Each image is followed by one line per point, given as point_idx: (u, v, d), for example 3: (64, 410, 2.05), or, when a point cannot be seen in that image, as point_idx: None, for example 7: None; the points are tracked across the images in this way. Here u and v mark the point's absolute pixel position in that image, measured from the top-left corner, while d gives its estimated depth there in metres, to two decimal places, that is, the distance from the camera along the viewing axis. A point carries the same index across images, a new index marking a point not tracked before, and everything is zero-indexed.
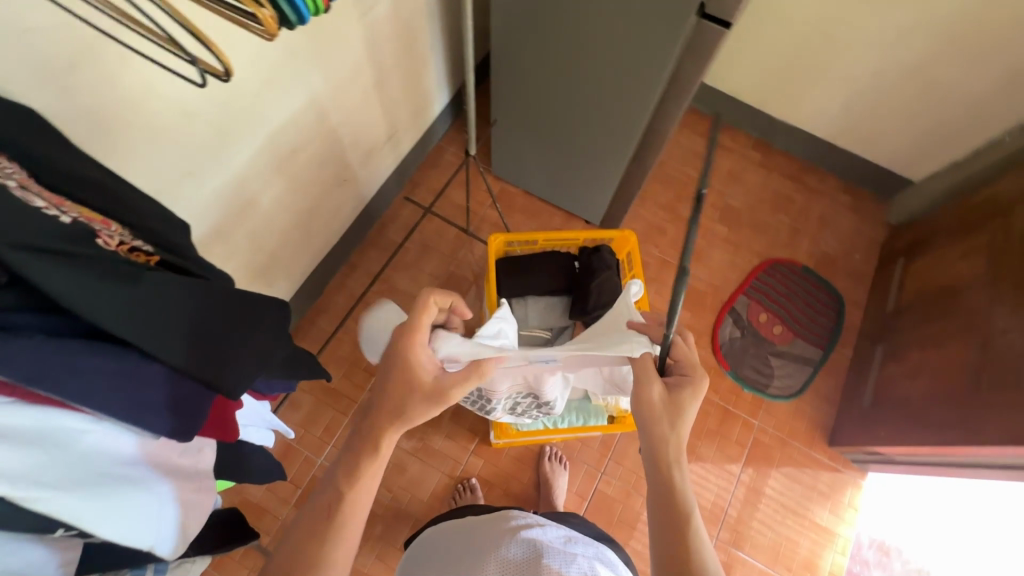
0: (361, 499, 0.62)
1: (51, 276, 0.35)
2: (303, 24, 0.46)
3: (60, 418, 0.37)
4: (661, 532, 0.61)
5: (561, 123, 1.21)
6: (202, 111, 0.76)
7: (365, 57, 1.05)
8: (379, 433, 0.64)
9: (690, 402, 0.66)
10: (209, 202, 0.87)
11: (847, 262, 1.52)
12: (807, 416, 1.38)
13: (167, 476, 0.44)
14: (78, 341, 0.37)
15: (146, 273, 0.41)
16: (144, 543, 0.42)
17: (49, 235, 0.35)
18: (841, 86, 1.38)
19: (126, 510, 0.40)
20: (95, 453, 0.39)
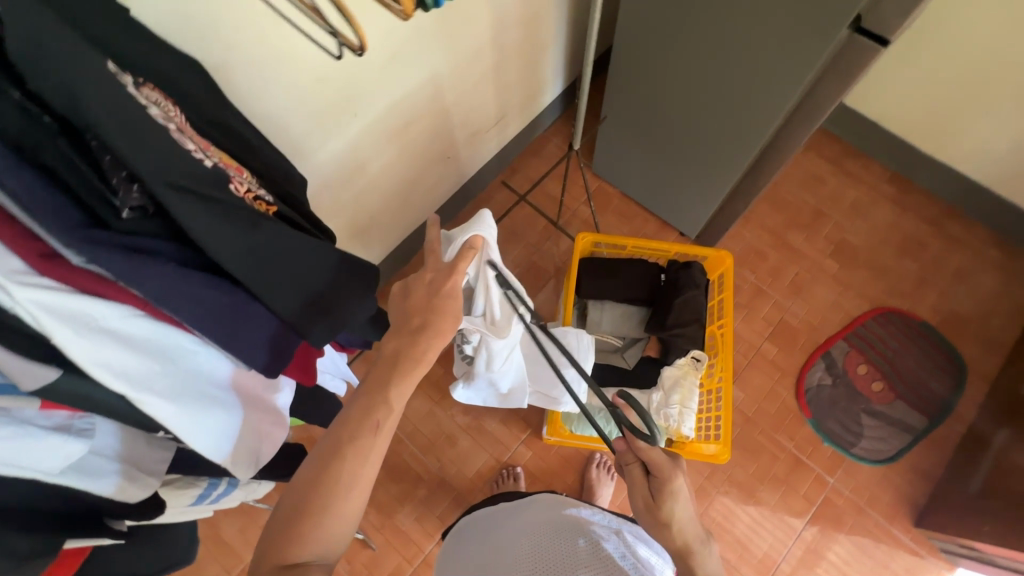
0: (383, 428, 0.56)
1: (188, 212, 0.38)
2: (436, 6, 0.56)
3: (173, 335, 0.43)
4: None
5: (673, 127, 1.16)
6: (333, 76, 0.82)
7: (488, 41, 1.07)
8: (411, 356, 0.60)
9: (673, 504, 0.63)
10: (325, 161, 0.94)
11: (979, 328, 1.33)
12: (893, 488, 1.23)
13: (249, 404, 0.49)
14: (199, 275, 0.41)
15: (264, 221, 0.43)
16: (221, 458, 0.47)
17: (191, 177, 0.39)
18: (1015, 125, 1.19)
19: (212, 425, 0.45)
20: (191, 370, 0.44)
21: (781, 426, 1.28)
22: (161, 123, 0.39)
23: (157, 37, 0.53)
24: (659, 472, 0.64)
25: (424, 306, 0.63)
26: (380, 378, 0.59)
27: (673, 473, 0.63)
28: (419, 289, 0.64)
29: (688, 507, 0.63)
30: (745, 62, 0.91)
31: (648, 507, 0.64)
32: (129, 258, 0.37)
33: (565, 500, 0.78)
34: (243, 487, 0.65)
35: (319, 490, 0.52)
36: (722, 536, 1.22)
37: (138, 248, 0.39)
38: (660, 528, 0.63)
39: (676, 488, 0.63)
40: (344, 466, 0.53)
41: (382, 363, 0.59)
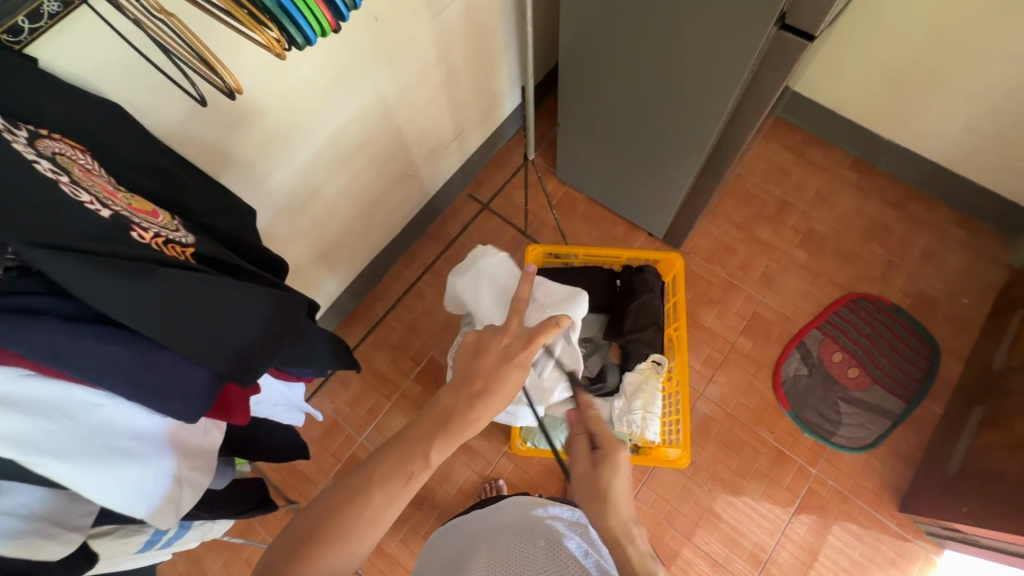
0: (417, 477, 0.53)
1: (59, 267, 0.36)
2: (309, 44, 0.51)
3: (71, 390, 0.40)
4: None
5: (628, 130, 1.16)
6: (272, 106, 0.82)
7: (434, 58, 1.07)
8: (466, 407, 0.56)
9: (612, 477, 0.65)
10: (274, 190, 0.94)
11: (950, 306, 1.33)
12: (876, 473, 1.23)
13: (170, 453, 0.46)
14: (89, 326, 0.39)
15: (157, 268, 0.40)
16: (142, 513, 0.44)
17: (64, 231, 0.37)
18: (964, 105, 1.20)
19: (124, 481, 0.42)
20: (93, 427, 0.41)
21: (760, 420, 1.28)
22: (47, 177, 0.38)
23: (66, 89, 0.53)
24: (604, 442, 0.68)
25: (490, 371, 0.58)
26: (428, 427, 0.55)
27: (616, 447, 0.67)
28: (492, 353, 0.59)
29: (625, 482, 0.66)
30: (685, 63, 0.92)
31: (586, 480, 0.67)
32: (7, 321, 0.36)
33: (533, 501, 0.75)
34: (197, 529, 0.64)
35: (332, 524, 0.49)
36: (708, 535, 1.21)
37: (15, 307, 0.37)
38: (595, 501, 0.64)
39: (618, 460, 0.66)
40: (365, 510, 0.50)
41: (432, 412, 0.56)
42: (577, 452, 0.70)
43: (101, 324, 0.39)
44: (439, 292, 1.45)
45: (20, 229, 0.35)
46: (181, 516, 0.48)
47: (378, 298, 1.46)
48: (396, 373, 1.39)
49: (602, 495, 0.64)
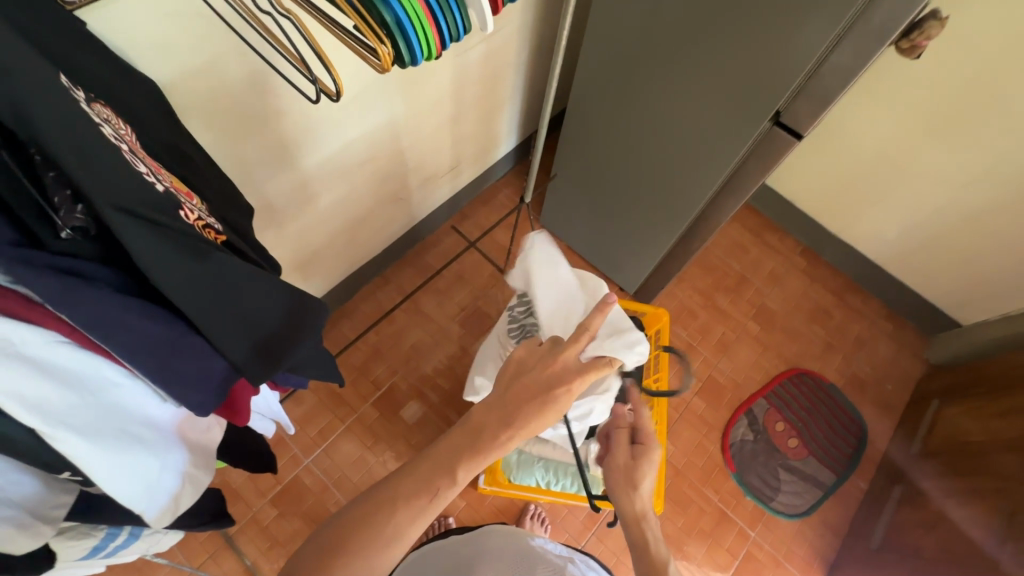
0: (441, 496, 0.53)
1: (132, 237, 0.36)
2: (414, 64, 0.52)
3: (100, 365, 0.38)
4: None
5: (617, 189, 1.24)
6: (292, 109, 0.81)
7: (449, 92, 1.12)
8: (492, 437, 0.55)
9: (647, 470, 0.68)
10: (273, 192, 0.92)
11: (877, 391, 1.47)
12: (806, 541, 1.30)
13: (175, 445, 0.44)
14: (136, 301, 0.38)
15: (212, 250, 0.41)
16: (137, 507, 0.42)
17: (138, 200, 0.36)
18: (902, 214, 1.37)
19: (135, 475, 0.41)
20: (112, 408, 0.39)
21: (707, 480, 1.33)
22: (115, 143, 0.37)
23: (112, 58, 0.52)
24: (645, 439, 0.71)
25: (531, 396, 0.56)
26: (454, 447, 0.55)
27: (649, 446, 0.70)
28: (537, 375, 0.57)
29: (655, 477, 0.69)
30: (682, 138, 1.00)
31: (624, 473, 0.69)
32: (65, 282, 0.35)
33: (519, 531, 0.79)
34: (145, 539, 0.58)
35: (359, 532, 0.51)
36: None
37: (67, 269, 0.36)
38: (627, 491, 0.68)
39: (654, 457, 0.69)
40: (389, 521, 0.52)
41: (463, 431, 0.56)
42: (617, 442, 0.72)
43: (146, 301, 0.39)
44: (410, 318, 1.44)
45: (100, 191, 0.34)
46: (176, 515, 0.46)
47: (347, 316, 1.42)
48: (354, 395, 1.35)
49: (635, 488, 0.67)
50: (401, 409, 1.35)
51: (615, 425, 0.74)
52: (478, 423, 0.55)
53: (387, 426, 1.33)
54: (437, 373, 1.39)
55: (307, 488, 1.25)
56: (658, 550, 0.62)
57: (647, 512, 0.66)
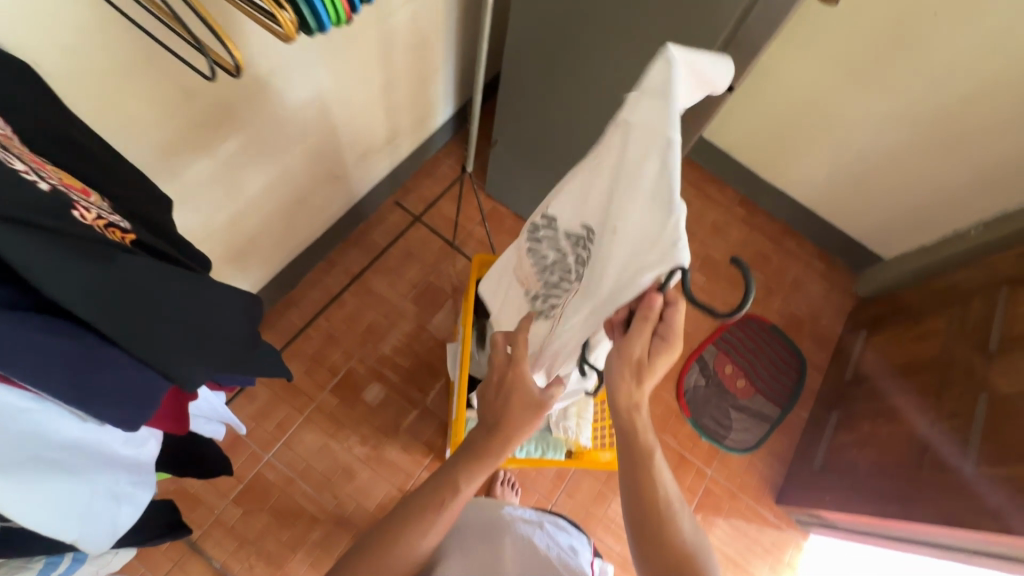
0: (447, 510, 0.60)
1: (18, 246, 0.32)
2: (322, 31, 0.49)
3: (7, 394, 0.35)
4: (633, 504, 0.63)
5: (558, 154, 1.23)
6: (203, 89, 0.75)
7: (377, 60, 1.05)
8: (489, 454, 0.62)
9: (661, 365, 0.58)
10: (194, 182, 0.85)
11: (813, 327, 1.57)
12: (758, 471, 1.40)
13: (106, 467, 0.42)
14: (35, 317, 0.35)
15: (118, 254, 0.38)
16: (68, 536, 0.40)
17: (21, 204, 0.32)
18: (829, 158, 1.44)
19: (59, 503, 0.39)
20: (26, 438, 0.36)
21: (666, 427, 1.40)
22: None
23: None
24: (671, 338, 0.56)
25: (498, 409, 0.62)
26: (458, 462, 0.62)
27: (666, 347, 0.57)
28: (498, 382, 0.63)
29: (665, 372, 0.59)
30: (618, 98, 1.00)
31: (635, 364, 0.57)
32: None
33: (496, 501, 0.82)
34: (92, 561, 0.55)
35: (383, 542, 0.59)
36: (618, 538, 1.30)
37: None
38: (630, 382, 0.59)
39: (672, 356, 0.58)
40: (400, 540, 0.59)
41: (461, 448, 0.63)
42: (634, 333, 0.55)
43: (47, 316, 0.36)
44: (361, 300, 1.40)
45: None
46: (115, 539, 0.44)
47: (294, 304, 1.37)
48: (310, 384, 1.31)
49: (640, 379, 0.58)
50: (363, 392, 1.33)
51: (641, 316, 0.54)
52: (471, 438, 0.63)
53: (349, 412, 1.30)
54: (395, 354, 1.37)
55: (270, 483, 1.22)
56: (645, 438, 0.62)
57: (640, 402, 0.60)
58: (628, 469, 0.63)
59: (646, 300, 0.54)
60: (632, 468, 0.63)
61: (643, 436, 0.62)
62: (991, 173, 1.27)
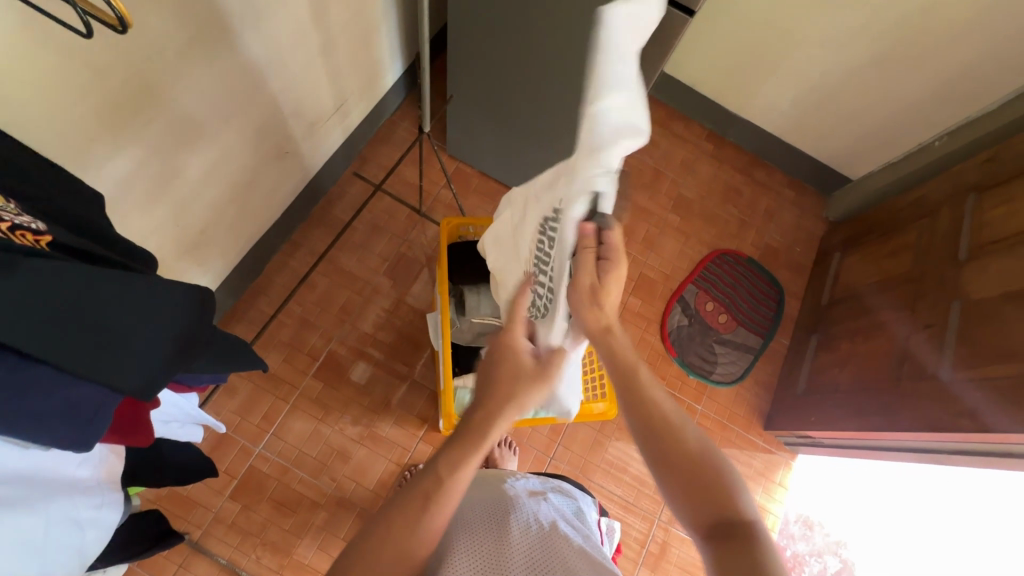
0: (434, 502, 0.54)
1: None
2: None
3: None
4: (647, 442, 0.59)
5: (517, 104, 1.17)
6: (115, 67, 0.67)
7: (310, 19, 0.96)
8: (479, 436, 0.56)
9: (614, 291, 0.66)
10: (126, 173, 0.78)
11: (788, 255, 1.58)
12: (746, 401, 1.44)
13: (61, 495, 0.42)
14: None
15: (17, 260, 0.35)
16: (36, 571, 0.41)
17: None
18: (793, 82, 1.41)
19: (32, 531, 0.40)
20: None
21: (654, 369, 1.42)
22: None
23: None
24: (614, 258, 0.66)
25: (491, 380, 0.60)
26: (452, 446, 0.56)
27: (614, 267, 0.66)
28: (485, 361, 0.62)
29: (618, 292, 0.67)
30: (573, 36, 0.93)
31: (588, 292, 0.66)
32: None
33: (496, 475, 0.84)
34: None
35: (383, 552, 0.52)
36: (617, 482, 1.34)
37: None
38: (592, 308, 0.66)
39: (619, 275, 0.66)
40: (389, 544, 0.52)
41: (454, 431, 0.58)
42: (578, 263, 0.66)
43: None
44: (332, 280, 1.35)
45: None
46: (82, 561, 0.46)
47: (263, 292, 1.31)
48: (291, 371, 1.27)
49: (594, 289, 0.66)
50: (349, 372, 1.30)
51: (581, 246, 0.66)
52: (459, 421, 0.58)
53: (335, 395, 1.28)
54: (376, 330, 1.34)
55: (266, 475, 1.20)
56: (626, 358, 0.64)
57: (610, 326, 0.66)
58: (620, 382, 0.62)
59: (581, 233, 0.65)
60: (624, 387, 0.62)
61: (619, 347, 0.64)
62: (954, 81, 1.25)
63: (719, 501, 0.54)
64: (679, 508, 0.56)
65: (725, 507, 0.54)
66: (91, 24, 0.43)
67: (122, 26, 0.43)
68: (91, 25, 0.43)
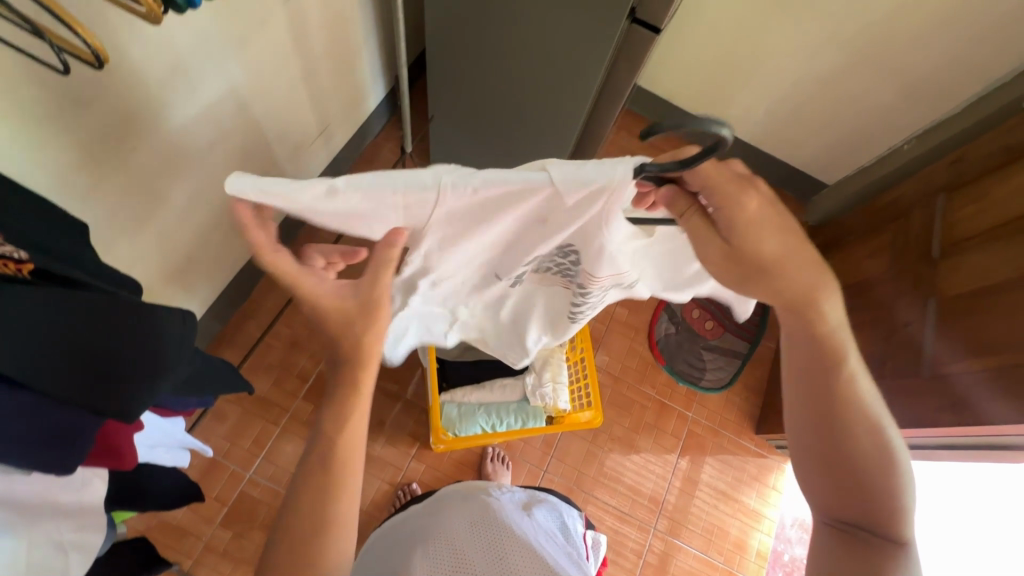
0: (336, 467, 0.58)
1: None
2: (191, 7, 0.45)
3: None
4: (810, 432, 0.56)
5: (497, 123, 1.19)
6: (98, 101, 0.69)
7: (291, 46, 0.99)
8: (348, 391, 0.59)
9: (764, 233, 0.48)
10: (111, 201, 0.79)
11: None
12: (736, 406, 1.45)
13: (38, 521, 0.42)
14: None
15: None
16: None
17: None
18: (764, 93, 1.46)
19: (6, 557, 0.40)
20: None
21: (644, 378, 1.43)
22: None
23: None
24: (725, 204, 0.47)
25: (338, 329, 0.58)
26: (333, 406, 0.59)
27: (741, 197, 0.47)
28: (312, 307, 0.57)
29: (772, 236, 0.48)
30: (546, 55, 0.96)
31: (732, 261, 0.50)
32: None
33: (480, 484, 0.85)
34: None
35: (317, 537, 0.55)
36: (612, 493, 1.34)
37: None
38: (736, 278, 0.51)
39: (748, 212, 0.47)
40: (325, 515, 0.56)
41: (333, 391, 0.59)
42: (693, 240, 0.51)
43: None
44: None
45: None
46: None
47: (251, 315, 1.32)
48: (281, 394, 1.27)
49: (728, 246, 0.49)
50: None
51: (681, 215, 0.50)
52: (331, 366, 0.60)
53: None
54: None
55: (256, 500, 1.19)
56: (836, 343, 0.53)
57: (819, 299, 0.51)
58: (809, 367, 0.54)
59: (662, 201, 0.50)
60: (811, 376, 0.54)
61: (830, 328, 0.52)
62: (917, 86, 1.30)
63: (868, 508, 0.53)
64: (816, 490, 0.57)
65: (875, 515, 0.53)
66: (66, 58, 0.45)
67: (98, 60, 0.44)
68: (66, 58, 0.45)
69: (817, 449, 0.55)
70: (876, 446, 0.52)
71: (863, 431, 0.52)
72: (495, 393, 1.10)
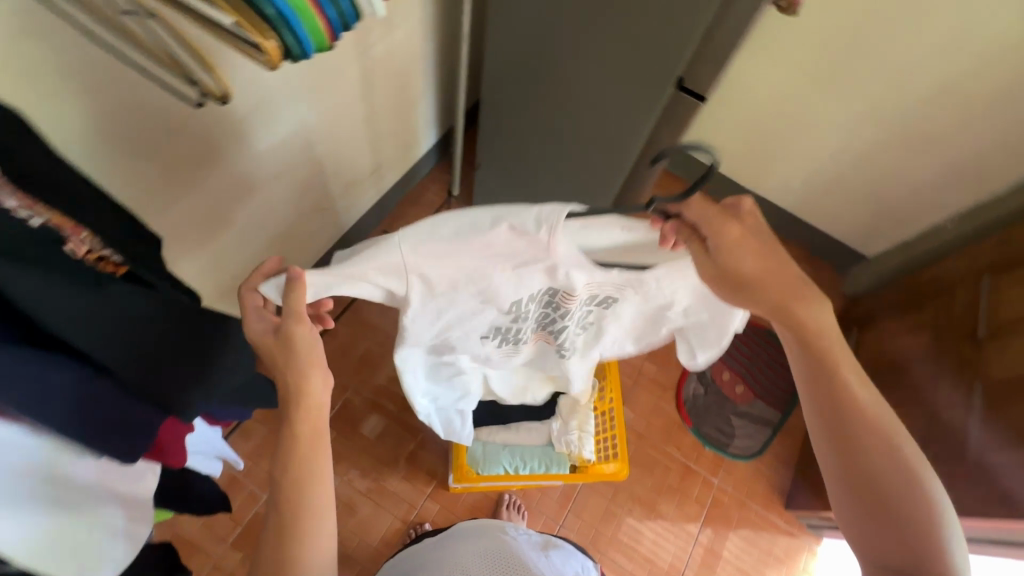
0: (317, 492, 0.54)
1: (17, 279, 0.35)
2: (306, 56, 0.43)
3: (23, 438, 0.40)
4: (829, 448, 0.55)
5: (540, 174, 1.25)
6: (189, 128, 0.76)
7: (359, 93, 1.07)
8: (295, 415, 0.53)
9: (749, 254, 0.51)
10: (183, 216, 0.86)
11: None
12: (765, 477, 1.39)
13: (111, 504, 0.47)
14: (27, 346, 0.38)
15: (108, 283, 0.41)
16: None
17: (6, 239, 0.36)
18: (804, 164, 1.48)
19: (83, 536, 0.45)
20: (41, 477, 0.41)
21: (669, 438, 1.40)
22: None
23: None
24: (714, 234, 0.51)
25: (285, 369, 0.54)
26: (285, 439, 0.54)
27: (725, 225, 0.51)
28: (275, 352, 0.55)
29: (751, 255, 0.51)
30: (594, 116, 1.02)
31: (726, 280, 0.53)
32: None
33: (494, 523, 0.81)
34: None
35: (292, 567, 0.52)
36: (629, 557, 1.28)
37: None
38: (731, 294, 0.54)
39: (733, 237, 0.51)
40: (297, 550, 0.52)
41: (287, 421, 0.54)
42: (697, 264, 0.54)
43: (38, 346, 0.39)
44: (354, 330, 1.39)
45: None
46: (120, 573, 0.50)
47: None
48: None
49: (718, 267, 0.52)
50: (362, 425, 1.31)
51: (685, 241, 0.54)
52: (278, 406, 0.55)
53: (346, 445, 1.28)
54: (392, 382, 1.36)
55: None
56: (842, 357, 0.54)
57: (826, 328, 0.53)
58: (810, 376, 0.55)
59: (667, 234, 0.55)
60: (817, 382, 0.54)
61: (814, 323, 0.53)
62: (961, 167, 1.30)
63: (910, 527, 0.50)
64: (850, 519, 0.54)
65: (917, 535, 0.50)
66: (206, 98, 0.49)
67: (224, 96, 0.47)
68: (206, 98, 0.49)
69: (836, 466, 0.54)
70: (886, 453, 0.52)
71: (875, 434, 0.52)
72: (522, 435, 1.09)
